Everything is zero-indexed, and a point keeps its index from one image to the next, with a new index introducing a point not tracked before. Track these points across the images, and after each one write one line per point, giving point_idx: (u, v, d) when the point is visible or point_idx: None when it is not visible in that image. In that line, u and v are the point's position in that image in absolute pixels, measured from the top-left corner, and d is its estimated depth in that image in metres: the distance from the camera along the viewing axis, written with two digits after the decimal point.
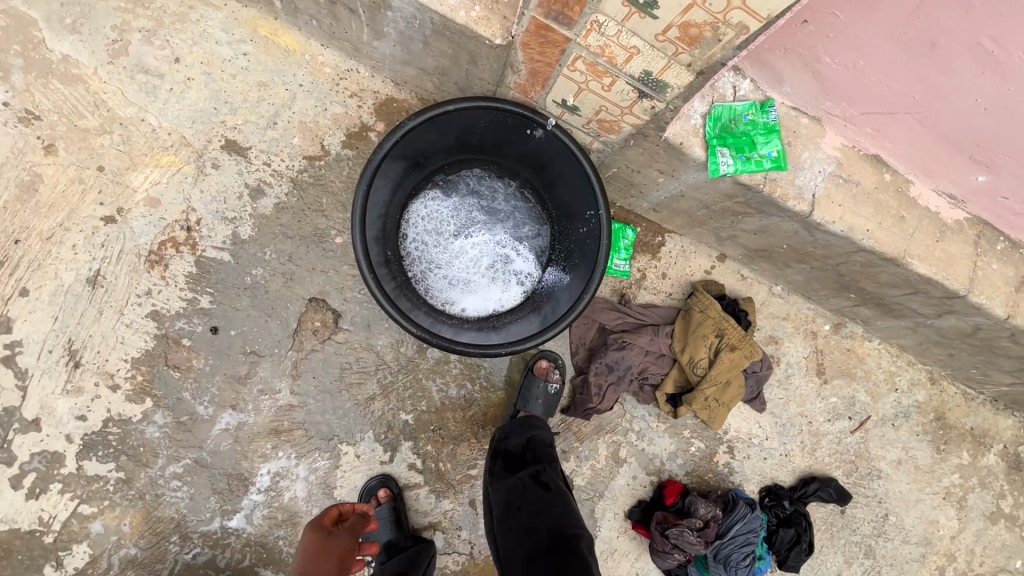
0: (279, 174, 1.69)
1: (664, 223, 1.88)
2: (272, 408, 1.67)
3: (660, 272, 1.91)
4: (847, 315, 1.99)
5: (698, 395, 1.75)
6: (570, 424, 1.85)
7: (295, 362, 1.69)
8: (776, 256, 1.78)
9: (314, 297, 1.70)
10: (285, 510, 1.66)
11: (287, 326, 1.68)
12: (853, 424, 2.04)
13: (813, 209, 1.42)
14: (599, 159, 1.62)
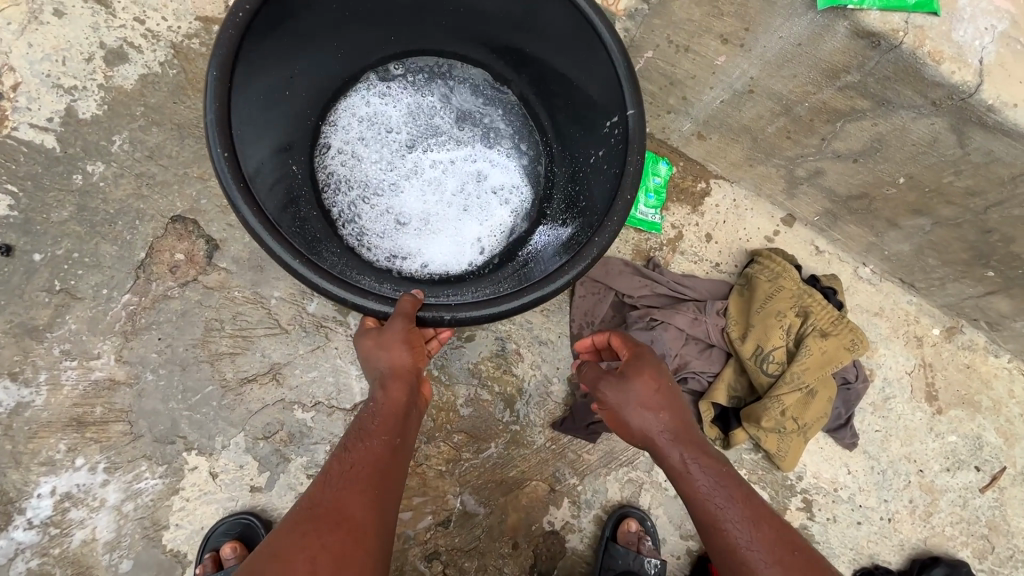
0: (154, 35, 1.14)
1: (711, 163, 1.33)
2: (80, 384, 1.02)
3: (704, 233, 1.33)
4: (966, 314, 1.39)
5: (768, 407, 1.12)
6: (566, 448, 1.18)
7: (131, 314, 1.05)
8: (879, 209, 1.21)
9: (180, 215, 1.10)
10: (70, 563, 0.97)
11: (129, 255, 1.07)
12: (981, 478, 1.38)
13: (983, 82, 0.87)
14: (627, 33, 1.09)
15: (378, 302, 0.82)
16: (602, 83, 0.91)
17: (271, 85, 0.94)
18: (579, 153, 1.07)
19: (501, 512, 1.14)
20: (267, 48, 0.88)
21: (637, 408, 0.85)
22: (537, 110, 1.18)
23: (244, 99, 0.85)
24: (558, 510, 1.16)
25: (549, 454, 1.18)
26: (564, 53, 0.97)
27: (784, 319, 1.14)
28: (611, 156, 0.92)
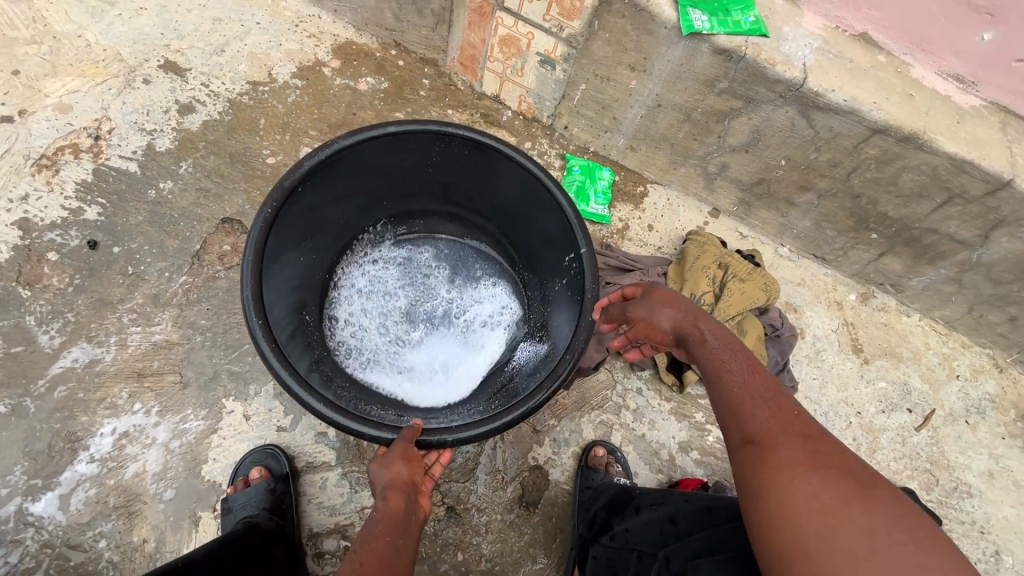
0: (216, 94, 1.53)
1: (645, 171, 1.68)
2: (142, 344, 1.25)
3: (646, 224, 1.65)
4: (873, 280, 1.67)
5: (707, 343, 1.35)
6: None
7: (186, 290, 1.32)
8: (777, 191, 1.55)
9: (228, 217, 1.41)
10: (122, 491, 1.14)
11: (187, 247, 1.36)
12: (915, 419, 1.57)
13: (807, 76, 1.24)
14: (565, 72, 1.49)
15: (379, 429, 0.88)
16: (569, 241, 1.09)
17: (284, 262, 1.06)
18: (548, 282, 1.25)
19: (492, 449, 1.32)
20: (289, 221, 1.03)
21: (654, 309, 0.90)
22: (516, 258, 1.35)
23: (274, 256, 1.00)
24: (541, 447, 1.34)
25: None
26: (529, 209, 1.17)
27: (710, 270, 1.42)
28: (573, 285, 1.10)
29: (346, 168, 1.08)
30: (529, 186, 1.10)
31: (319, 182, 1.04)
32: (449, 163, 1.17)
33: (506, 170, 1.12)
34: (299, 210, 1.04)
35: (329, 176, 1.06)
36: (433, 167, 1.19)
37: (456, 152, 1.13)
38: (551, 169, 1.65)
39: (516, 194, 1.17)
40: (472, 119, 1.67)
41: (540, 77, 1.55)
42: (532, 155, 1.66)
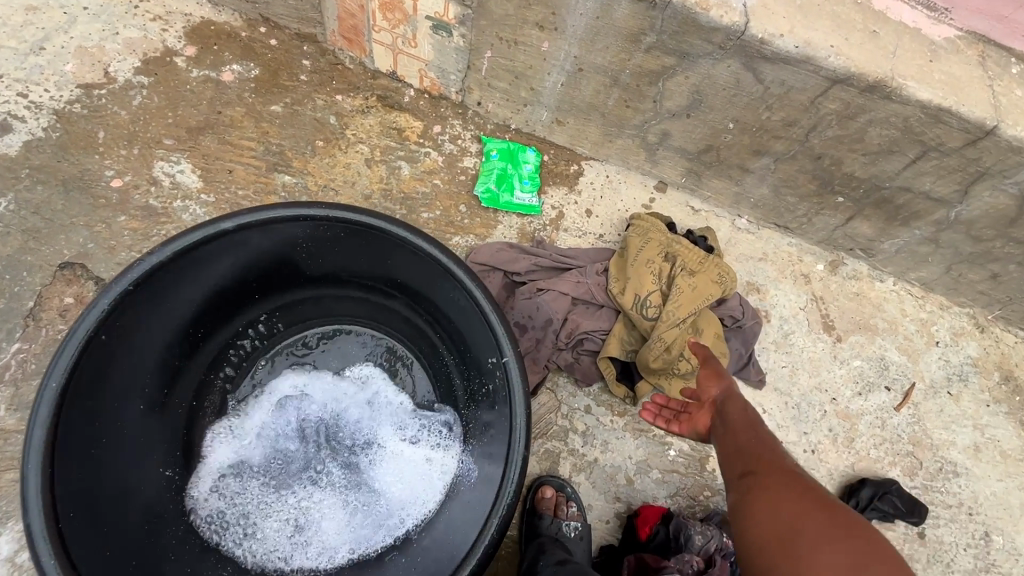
0: (37, 105, 1.24)
1: (578, 146, 1.44)
2: None
3: (583, 209, 1.43)
4: (841, 246, 1.49)
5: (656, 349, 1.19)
6: None
7: (21, 361, 1.07)
8: (728, 158, 1.33)
9: (69, 262, 1.15)
10: None
11: (17, 306, 1.10)
12: (894, 397, 1.42)
13: (749, 20, 1.01)
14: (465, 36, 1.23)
15: None
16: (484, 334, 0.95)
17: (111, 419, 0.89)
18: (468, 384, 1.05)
19: None
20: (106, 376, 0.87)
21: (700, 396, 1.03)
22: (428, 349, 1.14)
23: (81, 423, 0.83)
24: None
25: None
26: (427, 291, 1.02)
27: (655, 264, 1.24)
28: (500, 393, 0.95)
29: (188, 279, 0.91)
30: (424, 265, 0.97)
31: (148, 304, 0.88)
32: (325, 251, 1.01)
33: (391, 249, 0.98)
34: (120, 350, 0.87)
35: (160, 296, 0.89)
36: (308, 262, 1.03)
37: (327, 237, 0.98)
38: (466, 156, 1.40)
39: (414, 276, 1.02)
40: (367, 104, 1.40)
41: (437, 46, 1.28)
42: (443, 141, 1.40)
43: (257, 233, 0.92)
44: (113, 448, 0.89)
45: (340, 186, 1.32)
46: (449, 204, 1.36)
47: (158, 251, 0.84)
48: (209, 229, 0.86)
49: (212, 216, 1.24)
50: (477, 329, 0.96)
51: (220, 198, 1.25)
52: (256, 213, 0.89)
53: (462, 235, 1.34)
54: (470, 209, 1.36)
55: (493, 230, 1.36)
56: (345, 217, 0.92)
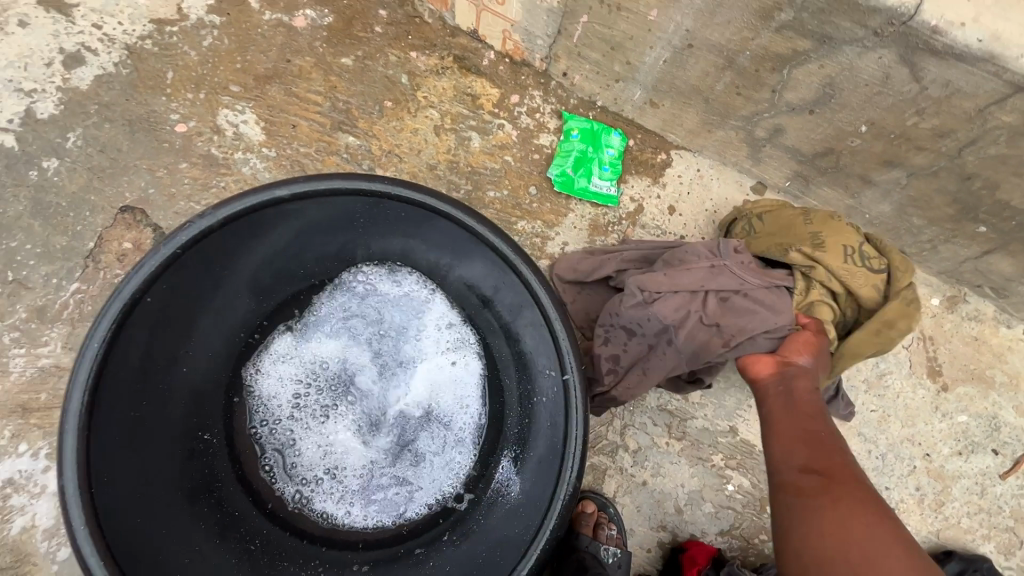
0: (110, 39, 1.20)
1: (670, 133, 1.28)
2: (27, 371, 1.03)
3: (666, 205, 1.28)
4: (967, 281, 1.27)
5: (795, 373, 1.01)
6: None
7: (79, 302, 1.07)
8: (850, 165, 1.13)
9: (129, 206, 1.13)
10: (9, 550, 0.97)
11: (79, 245, 1.10)
12: (1001, 463, 1.23)
13: (922, 2, 0.81)
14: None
15: None
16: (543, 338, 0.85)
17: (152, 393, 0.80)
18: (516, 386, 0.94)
19: None
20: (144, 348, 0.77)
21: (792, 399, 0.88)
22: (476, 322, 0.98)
23: (121, 397, 0.75)
24: None
25: None
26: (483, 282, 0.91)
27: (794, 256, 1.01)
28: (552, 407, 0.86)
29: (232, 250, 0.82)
30: (484, 258, 0.87)
31: (191, 275, 0.79)
32: (378, 225, 0.90)
33: (450, 231, 0.88)
34: (159, 326, 0.78)
35: (203, 265, 0.80)
36: (357, 233, 0.92)
37: (381, 213, 0.88)
38: (544, 132, 1.27)
39: (471, 264, 0.91)
40: (442, 65, 1.28)
41: (527, 5, 1.13)
42: (519, 113, 1.27)
43: (310, 202, 0.82)
44: (153, 433, 0.80)
45: (405, 153, 1.23)
46: (518, 184, 1.24)
47: (207, 215, 0.74)
48: (262, 196, 0.77)
49: (272, 172, 1.18)
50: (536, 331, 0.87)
51: (281, 153, 1.19)
52: (312, 181, 0.79)
53: (529, 221, 1.23)
54: (540, 192, 1.24)
55: (562, 218, 1.24)
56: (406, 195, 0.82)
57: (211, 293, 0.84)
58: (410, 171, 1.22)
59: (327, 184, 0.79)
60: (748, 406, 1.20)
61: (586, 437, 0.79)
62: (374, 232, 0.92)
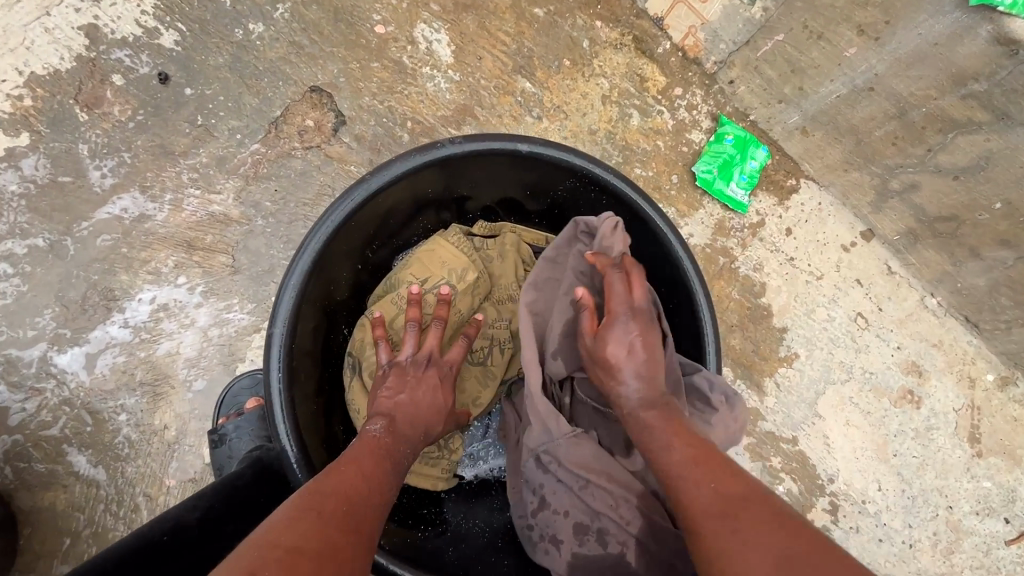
0: None
1: (806, 163, 1.37)
2: (198, 211, 1.10)
3: (785, 227, 1.37)
4: None
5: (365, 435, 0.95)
6: None
7: (256, 162, 1.13)
8: (966, 234, 1.24)
9: (318, 87, 1.18)
10: (151, 368, 1.03)
11: (266, 111, 1.15)
12: (1011, 531, 1.36)
13: None
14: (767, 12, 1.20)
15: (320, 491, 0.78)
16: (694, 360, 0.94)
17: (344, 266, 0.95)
18: None
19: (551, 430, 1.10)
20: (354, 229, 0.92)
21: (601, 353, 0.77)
22: None
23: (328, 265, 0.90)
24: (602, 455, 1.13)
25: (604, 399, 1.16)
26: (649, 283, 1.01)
27: None
28: None
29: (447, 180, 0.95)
30: (664, 266, 0.95)
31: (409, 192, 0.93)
32: (574, 203, 1.01)
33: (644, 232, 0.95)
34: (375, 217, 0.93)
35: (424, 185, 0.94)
36: (551, 198, 1.03)
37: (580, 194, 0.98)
38: (696, 130, 1.35)
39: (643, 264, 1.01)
40: (622, 40, 1.34)
41: (728, 10, 1.24)
42: (679, 105, 1.35)
43: (536, 164, 0.92)
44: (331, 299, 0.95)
45: (572, 112, 1.30)
46: (663, 169, 1.32)
47: (451, 145, 0.87)
48: (504, 146, 0.88)
49: (452, 95, 1.25)
50: (688, 352, 0.95)
51: (464, 79, 1.25)
52: (550, 147, 0.89)
53: (664, 205, 1.32)
54: (681, 182, 1.33)
55: (693, 211, 1.33)
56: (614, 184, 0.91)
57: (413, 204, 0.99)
58: (572, 130, 1.30)
59: (558, 153, 0.89)
60: (811, 422, 1.31)
61: None
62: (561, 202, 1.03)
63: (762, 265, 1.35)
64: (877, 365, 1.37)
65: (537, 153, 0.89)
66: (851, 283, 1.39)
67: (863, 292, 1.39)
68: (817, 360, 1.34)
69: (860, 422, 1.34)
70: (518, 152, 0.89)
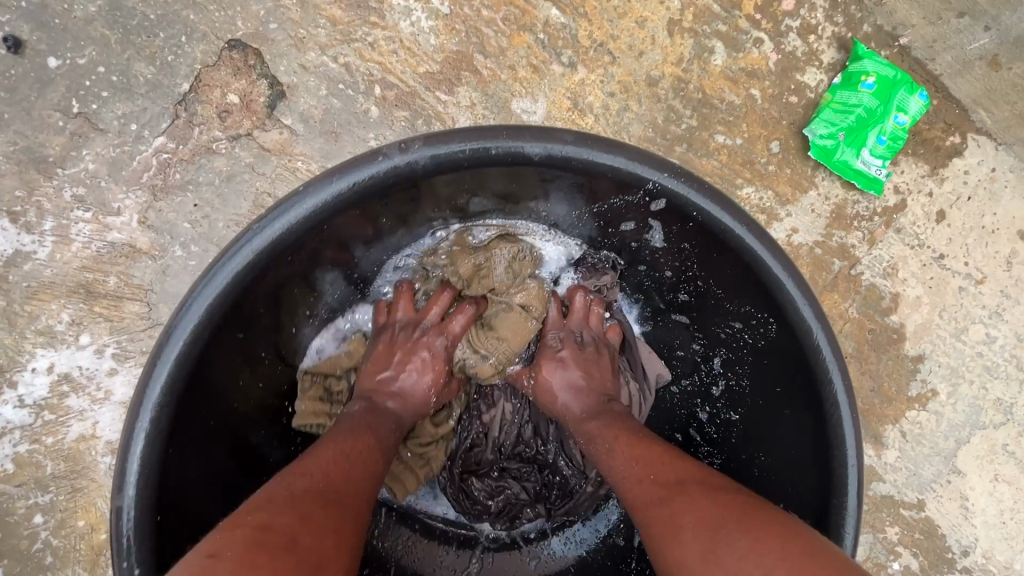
0: None
1: (983, 110, 0.90)
2: (94, 242, 0.79)
3: (936, 209, 0.93)
4: None
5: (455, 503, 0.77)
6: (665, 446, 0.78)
7: (164, 164, 0.79)
8: None
9: (240, 41, 0.80)
10: (64, 457, 0.79)
11: (169, 84, 0.79)
12: None
13: None
14: None
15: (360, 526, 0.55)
16: (802, 474, 0.59)
17: (273, 326, 0.61)
18: (723, 452, 0.70)
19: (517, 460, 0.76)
20: (289, 276, 0.58)
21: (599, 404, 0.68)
22: (675, 343, 0.74)
23: (245, 340, 0.57)
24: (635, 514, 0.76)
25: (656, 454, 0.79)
26: (733, 325, 0.64)
27: None
28: None
29: (413, 202, 0.60)
30: (763, 312, 0.58)
31: (356, 226, 0.59)
32: (609, 217, 0.63)
33: (728, 266, 0.58)
34: (315, 258, 0.59)
35: (378, 212, 0.59)
36: (575, 213, 0.65)
37: (624, 221, 0.62)
38: (813, 66, 0.88)
39: (725, 303, 0.63)
40: None
41: None
42: (789, 28, 0.88)
43: (563, 177, 0.57)
44: (255, 379, 0.62)
45: (622, 51, 0.86)
46: (758, 133, 0.89)
47: (413, 150, 0.52)
48: (510, 146, 0.53)
49: (439, 38, 0.83)
50: (801, 450, 0.59)
51: (456, 11, 0.83)
52: (586, 147, 0.53)
53: (758, 187, 0.90)
54: (784, 152, 0.90)
55: (801, 195, 0.91)
56: (696, 202, 0.54)
57: (375, 236, 0.63)
58: (622, 80, 0.87)
59: (602, 158, 0.53)
60: (946, 481, 0.97)
61: None
62: (590, 215, 0.64)
63: (896, 268, 0.94)
64: None
65: (562, 158, 0.54)
66: None
67: None
68: (962, 398, 0.97)
69: (1014, 477, 0.99)
70: (529, 158, 0.53)
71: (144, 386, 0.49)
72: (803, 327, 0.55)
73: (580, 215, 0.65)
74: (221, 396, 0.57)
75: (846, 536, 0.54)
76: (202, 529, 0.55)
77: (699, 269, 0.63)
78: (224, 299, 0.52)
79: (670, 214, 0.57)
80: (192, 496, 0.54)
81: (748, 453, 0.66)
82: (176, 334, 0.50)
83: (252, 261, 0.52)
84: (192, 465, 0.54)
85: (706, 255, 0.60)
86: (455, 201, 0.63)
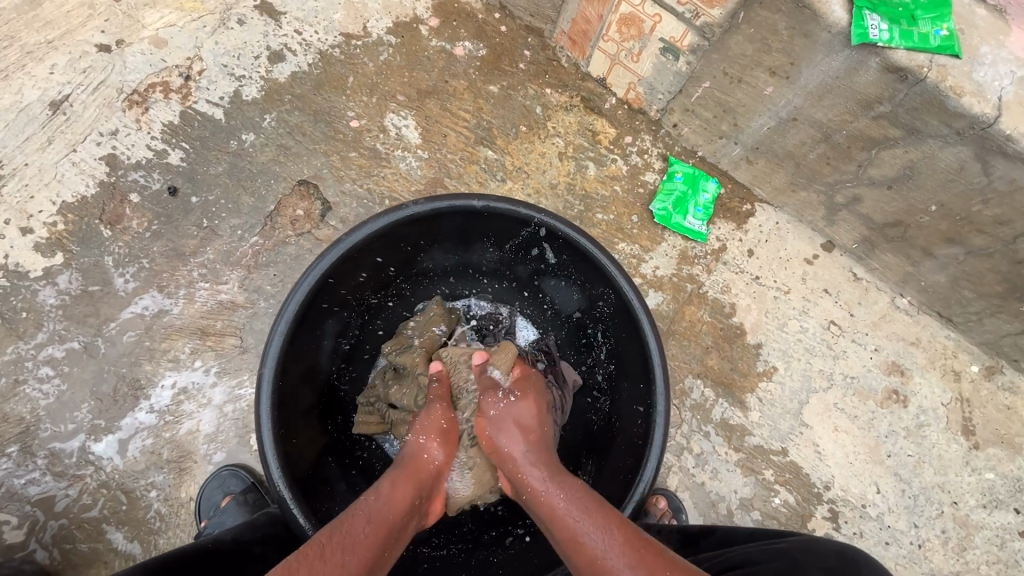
0: (307, 44, 1.43)
1: (757, 188, 1.47)
2: (209, 301, 1.24)
3: (746, 248, 1.46)
4: (1005, 355, 1.41)
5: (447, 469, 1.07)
6: (583, 403, 1.20)
7: (256, 252, 1.29)
8: (914, 237, 1.32)
9: (305, 180, 1.35)
10: (176, 446, 1.15)
11: (262, 206, 1.32)
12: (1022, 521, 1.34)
13: (1001, 115, 1.01)
14: (677, 83, 1.36)
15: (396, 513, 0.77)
16: (642, 381, 1.01)
17: (337, 306, 1.06)
18: (612, 392, 1.12)
19: None
20: (348, 274, 1.03)
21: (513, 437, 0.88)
22: (579, 331, 1.20)
23: (322, 309, 1.02)
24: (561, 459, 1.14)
25: (580, 412, 1.20)
26: (598, 305, 1.11)
27: None
28: (631, 444, 1.01)
29: (417, 233, 1.07)
30: (608, 287, 1.05)
31: (384, 247, 1.05)
32: (526, 244, 1.11)
33: (586, 266, 1.06)
34: (362, 266, 1.05)
35: (395, 242, 1.06)
36: (509, 244, 1.14)
37: (533, 247, 1.11)
38: (650, 171, 1.47)
39: (593, 291, 1.10)
40: (571, 102, 1.49)
41: (658, 65, 1.35)
42: (631, 152, 1.48)
43: (491, 217, 1.05)
44: (324, 337, 1.06)
45: (533, 171, 1.44)
46: (623, 211, 1.44)
47: (418, 204, 0.99)
48: (463, 203, 1.00)
49: (423, 171, 1.40)
50: (640, 368, 1.02)
51: (432, 156, 1.41)
52: (505, 202, 1.01)
53: (628, 243, 1.42)
54: (641, 221, 1.44)
55: (656, 245, 1.43)
56: (563, 229, 1.01)
57: (396, 256, 1.10)
58: (535, 187, 1.43)
59: (512, 208, 1.01)
60: (799, 432, 1.36)
61: (654, 481, 0.92)
62: (515, 246, 1.13)
63: (729, 287, 1.43)
64: (857, 369, 1.41)
65: (492, 208, 1.01)
66: (820, 293, 1.45)
67: (833, 301, 1.45)
68: (796, 371, 1.40)
69: (848, 427, 1.38)
70: (475, 208, 1.01)
71: (275, 325, 0.92)
72: (624, 291, 1.00)
73: (511, 247, 1.14)
74: (308, 339, 1.01)
75: (659, 404, 0.95)
76: (292, 412, 0.97)
77: (575, 272, 1.11)
78: (318, 282, 0.96)
79: (552, 238, 1.05)
80: (290, 388, 0.97)
81: (621, 384, 1.09)
82: (293, 298, 0.94)
83: (333, 262, 0.96)
84: (291, 375, 0.97)
85: (576, 262, 1.08)
86: (441, 236, 1.11)
